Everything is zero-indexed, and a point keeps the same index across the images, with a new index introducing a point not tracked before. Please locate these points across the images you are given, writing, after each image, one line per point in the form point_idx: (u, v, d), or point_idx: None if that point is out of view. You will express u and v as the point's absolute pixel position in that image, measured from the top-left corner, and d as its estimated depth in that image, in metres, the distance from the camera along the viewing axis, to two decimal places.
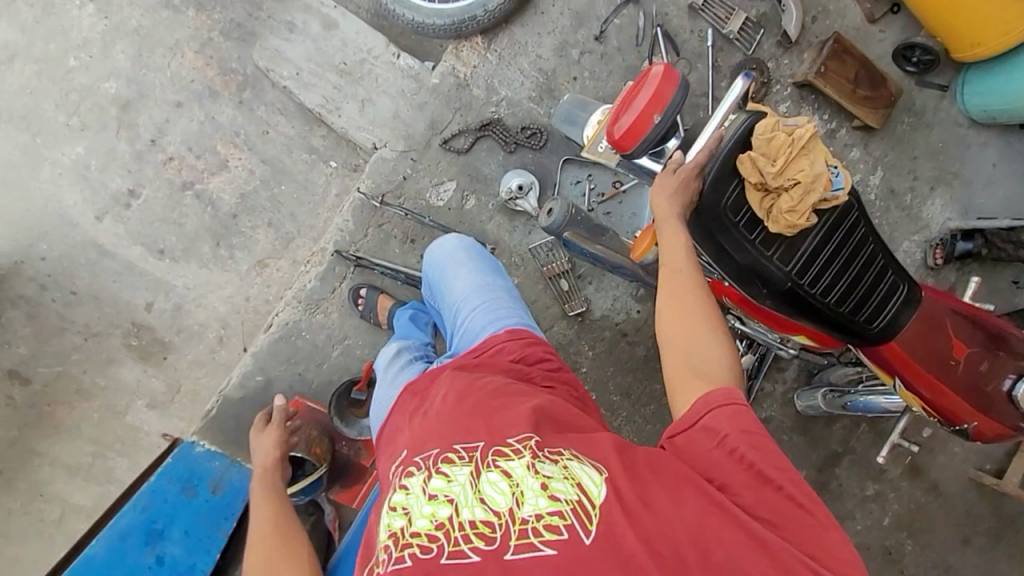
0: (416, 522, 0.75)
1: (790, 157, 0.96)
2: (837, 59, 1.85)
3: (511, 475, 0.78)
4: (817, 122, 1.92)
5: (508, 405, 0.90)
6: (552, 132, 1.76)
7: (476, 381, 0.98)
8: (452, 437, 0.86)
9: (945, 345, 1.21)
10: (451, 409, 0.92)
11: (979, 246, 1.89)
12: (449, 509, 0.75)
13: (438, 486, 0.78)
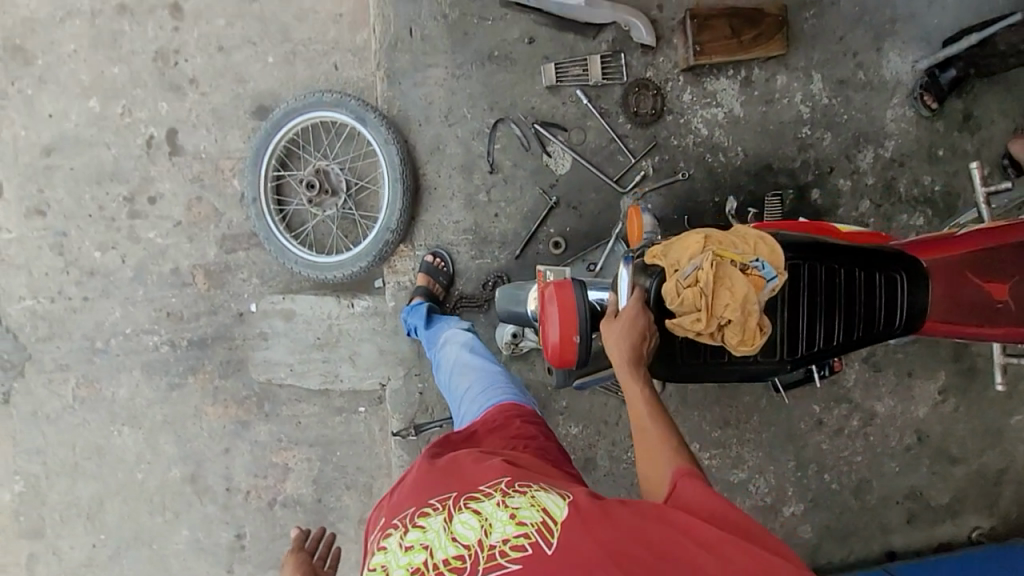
0: (394, 562, 0.90)
1: (709, 289, 0.93)
2: (708, 28, 1.84)
3: (481, 513, 0.93)
4: (722, 88, 1.95)
5: (481, 464, 1.08)
6: (507, 270, 1.89)
7: (455, 451, 1.16)
8: (427, 496, 1.02)
9: (977, 290, 1.19)
10: (437, 469, 1.08)
11: (962, 70, 1.92)
12: (431, 555, 0.89)
13: (416, 536, 0.93)
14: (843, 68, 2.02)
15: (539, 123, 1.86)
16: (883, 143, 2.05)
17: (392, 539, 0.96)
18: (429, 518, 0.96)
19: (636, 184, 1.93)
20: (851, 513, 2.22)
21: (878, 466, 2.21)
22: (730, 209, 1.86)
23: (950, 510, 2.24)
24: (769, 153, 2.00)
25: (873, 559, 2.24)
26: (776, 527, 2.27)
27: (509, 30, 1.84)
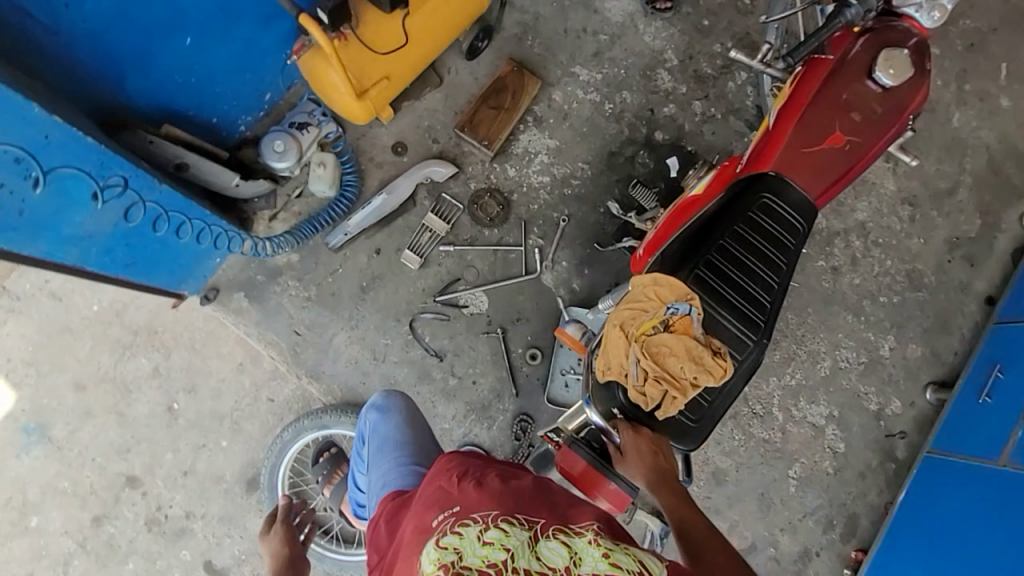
0: (470, 557, 0.75)
1: (659, 360, 1.13)
2: (479, 123, 2.04)
3: (571, 544, 0.79)
4: (527, 145, 2.11)
5: (568, 502, 0.92)
6: (522, 408, 1.98)
7: (530, 477, 1.00)
8: (512, 509, 0.87)
9: (827, 154, 1.22)
10: (505, 488, 0.94)
11: None
12: (509, 564, 0.74)
13: (493, 537, 0.78)
14: (587, 44, 2.21)
15: (439, 295, 1.99)
16: (664, 59, 2.22)
17: (465, 532, 0.81)
18: (504, 524, 0.82)
19: (542, 260, 2.05)
20: (933, 301, 2.21)
21: (910, 252, 2.23)
22: (614, 212, 2.02)
23: (991, 225, 2.26)
24: (602, 146, 2.16)
25: (986, 315, 2.21)
26: (896, 370, 2.17)
27: (356, 259, 1.98)
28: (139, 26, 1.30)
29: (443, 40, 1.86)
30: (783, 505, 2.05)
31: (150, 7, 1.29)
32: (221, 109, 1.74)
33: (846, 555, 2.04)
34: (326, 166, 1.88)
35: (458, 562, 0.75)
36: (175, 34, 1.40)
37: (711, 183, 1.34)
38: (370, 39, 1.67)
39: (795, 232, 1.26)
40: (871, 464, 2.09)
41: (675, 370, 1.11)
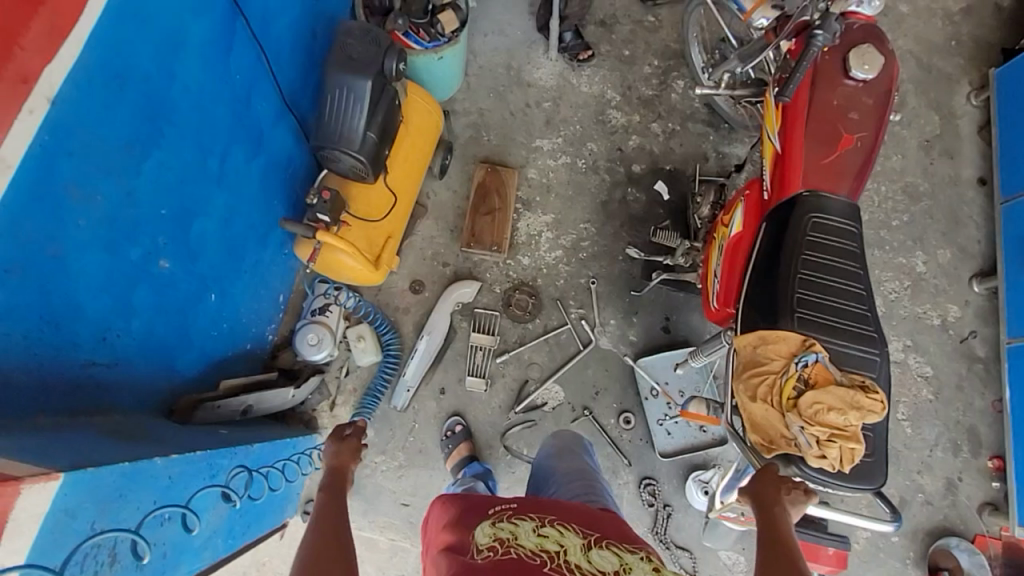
0: (527, 540, 0.94)
1: (825, 421, 1.01)
2: (481, 232, 2.06)
3: (619, 553, 0.94)
4: (528, 229, 2.15)
5: (614, 524, 1.08)
6: (640, 474, 1.96)
7: (589, 504, 1.15)
8: (569, 518, 1.04)
9: (840, 155, 1.28)
10: (568, 504, 1.10)
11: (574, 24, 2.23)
12: (559, 551, 0.91)
13: (547, 533, 0.97)
14: (536, 116, 2.27)
15: (518, 405, 1.98)
16: (608, 99, 2.30)
17: (520, 525, 0.99)
18: (557, 525, 1.00)
19: (592, 328, 2.07)
20: (937, 204, 2.33)
21: (896, 170, 2.35)
22: (636, 256, 2.06)
23: (948, 116, 2.41)
24: (593, 200, 2.21)
25: (986, 194, 2.34)
26: (940, 276, 2.26)
27: (426, 407, 1.96)
28: (175, 310, 1.28)
29: (411, 173, 1.81)
30: (907, 448, 2.08)
31: (179, 291, 1.27)
32: (251, 334, 1.72)
33: (985, 466, 2.07)
34: (365, 337, 1.92)
35: (513, 541, 0.95)
36: (203, 295, 1.39)
37: (746, 218, 1.40)
38: (364, 211, 1.70)
39: (852, 235, 1.25)
40: (961, 373, 2.16)
41: (844, 425, 1.00)
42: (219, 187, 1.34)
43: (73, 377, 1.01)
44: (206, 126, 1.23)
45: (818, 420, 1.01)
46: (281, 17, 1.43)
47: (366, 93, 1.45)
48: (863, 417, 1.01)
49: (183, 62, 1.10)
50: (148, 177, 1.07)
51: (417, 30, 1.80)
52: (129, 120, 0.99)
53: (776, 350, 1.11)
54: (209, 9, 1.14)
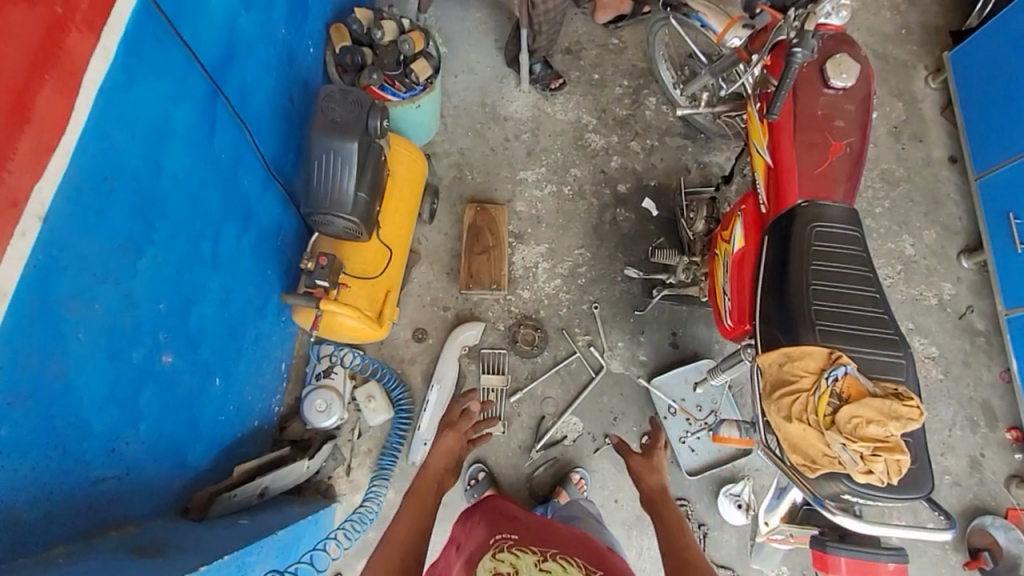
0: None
1: (869, 437, 0.98)
2: (478, 272, 2.05)
3: None
4: (523, 263, 2.14)
5: (605, 553, 1.17)
6: (670, 496, 1.93)
7: (583, 535, 1.23)
8: (562, 547, 1.15)
9: (832, 163, 1.29)
10: (558, 534, 1.21)
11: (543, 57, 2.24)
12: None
13: (549, 567, 1.07)
14: (516, 149, 2.28)
15: (538, 443, 1.94)
16: (585, 124, 2.33)
17: (521, 557, 1.09)
18: (559, 560, 1.09)
19: (601, 353, 2.05)
20: (915, 186, 2.38)
21: (871, 159, 2.41)
22: (634, 275, 2.07)
23: (912, 101, 2.49)
24: (584, 225, 2.21)
25: (959, 171, 2.40)
26: (929, 256, 2.30)
27: None
28: (183, 405, 1.23)
29: (405, 223, 1.80)
30: (927, 431, 2.08)
31: (184, 385, 1.23)
32: (257, 410, 1.66)
33: (1004, 439, 2.07)
34: (375, 396, 1.87)
35: (516, 574, 1.05)
36: (209, 382, 1.34)
37: (747, 232, 1.41)
38: (361, 269, 1.66)
39: (856, 239, 1.26)
40: (966, 349, 2.18)
41: (887, 437, 0.98)
42: (216, 269, 1.31)
43: (84, 497, 0.95)
44: (200, 211, 1.21)
45: (861, 436, 0.98)
46: (257, 90, 1.41)
47: (354, 155, 1.44)
48: (907, 428, 0.98)
49: (171, 151, 1.08)
50: (144, 276, 1.03)
51: (392, 81, 1.83)
52: (127, 220, 0.96)
53: (805, 367, 1.09)
54: (189, 95, 1.12)
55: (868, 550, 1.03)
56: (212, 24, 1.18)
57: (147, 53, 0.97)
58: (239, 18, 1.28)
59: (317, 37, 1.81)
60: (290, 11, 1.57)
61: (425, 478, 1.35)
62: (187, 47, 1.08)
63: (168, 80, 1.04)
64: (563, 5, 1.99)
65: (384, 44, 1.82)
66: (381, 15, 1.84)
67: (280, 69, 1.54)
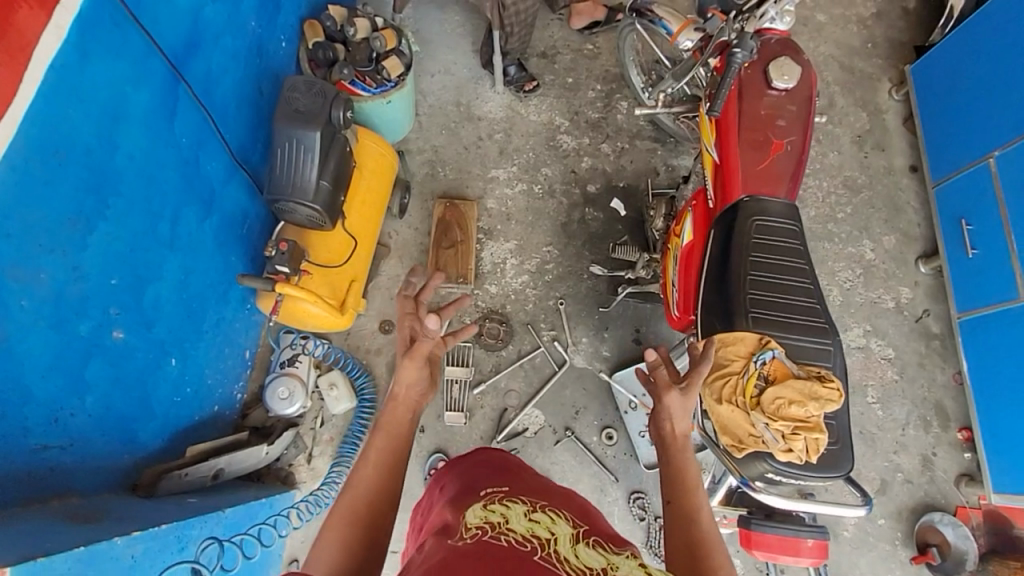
0: (517, 523, 0.75)
1: (790, 417, 1.06)
2: (445, 266, 2.09)
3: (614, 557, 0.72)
4: (491, 259, 2.18)
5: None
6: (627, 489, 1.97)
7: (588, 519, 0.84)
8: None
9: (775, 160, 1.34)
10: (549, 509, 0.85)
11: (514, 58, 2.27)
12: (552, 540, 0.73)
13: (540, 519, 0.78)
14: (489, 147, 2.33)
15: (499, 434, 1.97)
16: (557, 125, 2.38)
17: (511, 508, 0.81)
18: (550, 512, 0.81)
19: (565, 348, 2.09)
20: (876, 194, 2.45)
21: (834, 166, 2.47)
22: (598, 273, 2.12)
23: (876, 112, 2.56)
24: (553, 222, 2.26)
25: (919, 180, 2.47)
26: (888, 261, 2.36)
27: (407, 448, 1.94)
28: (133, 381, 1.27)
29: (373, 214, 1.86)
30: (881, 430, 2.15)
31: (135, 363, 1.26)
32: (217, 395, 1.69)
33: (956, 438, 2.15)
34: (338, 384, 1.90)
35: (505, 525, 0.75)
36: (162, 361, 1.38)
37: (695, 228, 1.47)
38: (325, 258, 1.71)
39: (795, 233, 1.30)
40: (921, 352, 2.25)
41: (807, 419, 1.06)
42: (172, 250, 1.34)
43: (24, 464, 0.99)
44: (156, 191, 1.25)
45: (782, 416, 1.05)
46: (223, 79, 1.45)
47: (316, 144, 1.48)
48: (823, 410, 1.06)
49: (126, 131, 1.11)
50: (94, 251, 1.07)
51: (363, 77, 1.86)
52: (75, 195, 1.00)
53: (738, 351, 1.15)
54: (149, 78, 1.16)
55: (790, 528, 1.10)
56: (176, 10, 1.21)
57: (103, 36, 1.01)
58: (205, 8, 1.32)
59: (290, 32, 1.83)
60: (261, 5, 1.61)
61: (397, 403, 1.11)
62: (147, 32, 1.12)
63: (126, 61, 1.08)
64: (534, 7, 2.05)
65: (356, 41, 1.84)
66: (354, 13, 1.86)
67: (248, 60, 1.56)
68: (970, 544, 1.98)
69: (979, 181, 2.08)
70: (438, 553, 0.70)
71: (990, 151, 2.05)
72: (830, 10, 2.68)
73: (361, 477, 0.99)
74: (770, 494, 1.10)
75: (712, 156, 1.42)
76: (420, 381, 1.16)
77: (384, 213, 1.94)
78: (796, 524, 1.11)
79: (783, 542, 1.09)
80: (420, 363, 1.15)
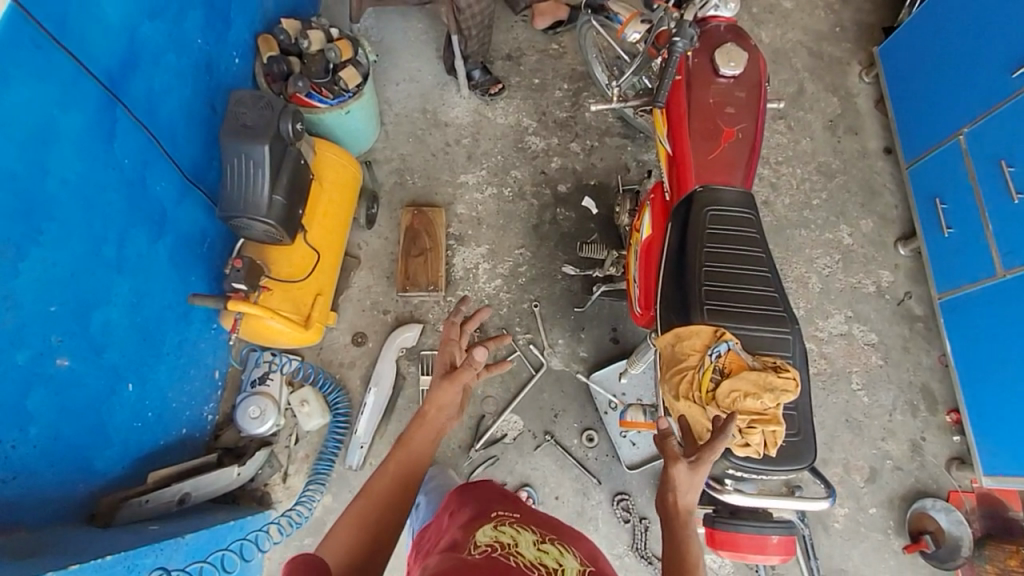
0: (527, 548, 0.80)
1: (744, 411, 1.05)
2: (415, 274, 2.06)
3: None
4: (463, 264, 2.13)
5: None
6: (611, 490, 1.93)
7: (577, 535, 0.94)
8: None
9: (726, 148, 1.33)
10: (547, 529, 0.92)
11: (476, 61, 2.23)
12: (558, 569, 0.76)
13: (547, 549, 0.82)
14: (457, 153, 2.25)
15: (478, 442, 1.94)
16: (525, 127, 2.29)
17: (521, 533, 0.85)
18: (557, 545, 0.84)
19: (541, 351, 2.06)
20: (852, 177, 2.40)
21: (808, 152, 2.41)
22: (570, 272, 2.08)
23: (847, 96, 2.49)
24: (524, 225, 2.19)
25: (894, 162, 2.42)
26: (869, 245, 2.32)
27: (383, 461, 1.90)
28: (84, 407, 1.28)
29: (339, 226, 1.84)
30: (868, 417, 2.11)
31: (84, 387, 1.27)
32: (184, 418, 1.67)
33: (944, 421, 2.11)
34: (309, 400, 1.86)
35: (514, 548, 0.80)
36: (117, 386, 1.38)
37: (653, 221, 1.45)
38: (287, 272, 1.69)
39: (751, 221, 1.29)
40: (905, 335, 2.21)
41: (761, 412, 1.05)
42: (121, 273, 1.34)
43: None
44: (97, 215, 1.24)
45: (736, 411, 1.05)
46: (169, 97, 1.43)
47: (266, 157, 1.46)
48: (779, 401, 1.05)
49: (56, 156, 1.11)
50: (26, 278, 1.08)
51: (319, 89, 1.83)
52: (0, 224, 1.01)
53: (695, 347, 1.14)
54: (80, 102, 1.16)
55: (755, 526, 1.11)
56: (107, 32, 1.20)
57: (21, 61, 1.01)
58: (141, 27, 1.31)
59: (243, 49, 1.77)
60: (207, 22, 1.56)
61: (425, 424, 1.12)
62: (73, 56, 1.12)
63: (50, 85, 1.08)
64: (489, 7, 2.02)
65: (311, 53, 1.78)
66: (309, 26, 1.83)
67: (196, 77, 1.53)
68: (963, 531, 1.93)
69: (950, 159, 2.05)
70: (451, 561, 0.75)
71: (959, 129, 2.02)
72: None
73: (377, 484, 1.01)
74: (733, 493, 1.10)
75: (665, 148, 1.40)
76: (455, 405, 1.17)
77: (349, 224, 1.92)
78: (761, 520, 1.12)
79: (748, 541, 1.11)
80: (458, 388, 1.17)
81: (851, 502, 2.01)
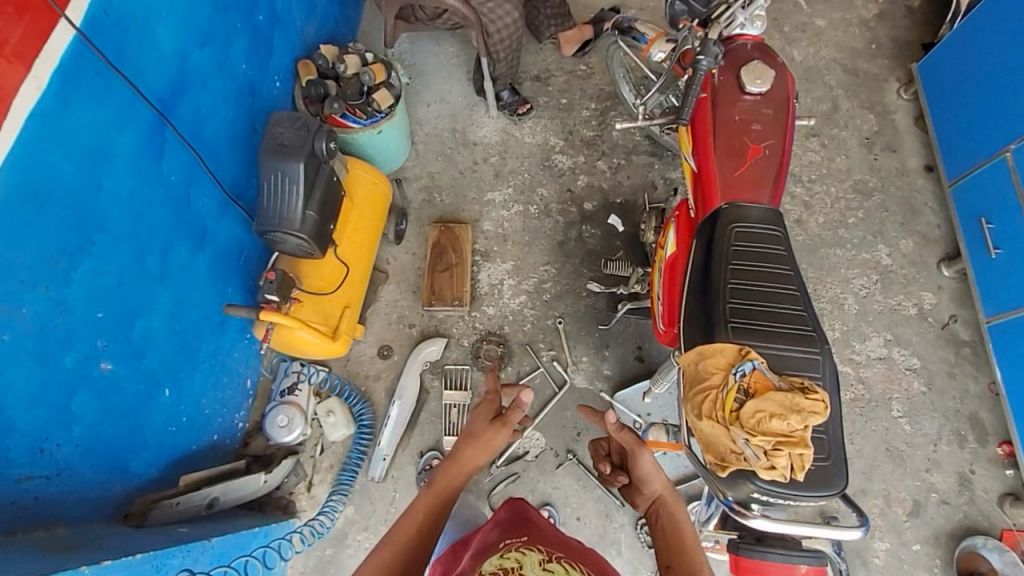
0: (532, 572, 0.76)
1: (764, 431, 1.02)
2: (441, 289, 2.09)
3: None
4: (488, 281, 2.15)
5: None
6: (634, 514, 1.88)
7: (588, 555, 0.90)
8: None
9: (753, 165, 1.32)
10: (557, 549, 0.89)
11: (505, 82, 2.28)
12: None
13: (554, 568, 0.78)
14: (484, 171, 2.29)
15: (499, 459, 1.93)
16: (552, 145, 2.32)
17: (526, 554, 0.82)
18: (564, 563, 0.81)
19: (565, 368, 2.04)
20: (890, 196, 2.31)
21: (843, 170, 2.34)
22: (594, 289, 2.07)
23: (884, 113, 2.42)
24: (550, 242, 2.20)
25: (935, 180, 2.33)
26: (910, 266, 2.23)
27: (404, 474, 1.91)
28: (124, 410, 1.34)
29: (368, 241, 1.90)
30: (910, 447, 2.00)
31: (124, 391, 1.33)
32: (216, 424, 1.73)
33: (995, 454, 1.99)
34: (335, 410, 1.89)
35: (519, 572, 0.77)
36: (154, 391, 1.44)
37: (678, 237, 1.45)
38: (317, 285, 1.74)
39: (778, 238, 1.27)
40: (950, 361, 2.10)
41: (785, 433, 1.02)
42: (163, 283, 1.41)
43: (7, 490, 1.06)
44: (144, 228, 1.32)
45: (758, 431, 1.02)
46: (213, 119, 1.52)
47: (300, 174, 1.53)
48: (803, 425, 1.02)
49: (111, 172, 1.20)
50: (80, 285, 1.16)
51: (354, 110, 1.89)
52: (57, 233, 1.10)
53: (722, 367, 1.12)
54: (133, 123, 1.24)
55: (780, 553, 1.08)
56: (160, 58, 1.30)
57: (83, 85, 1.10)
58: (192, 54, 1.41)
59: (284, 73, 1.86)
60: (252, 48, 1.66)
61: (457, 466, 1.07)
62: (129, 81, 1.21)
63: (108, 107, 1.17)
64: (518, 30, 2.08)
65: (347, 76, 1.87)
66: (346, 51, 1.92)
67: (240, 100, 1.62)
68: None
69: (996, 177, 1.97)
70: None
71: (1006, 145, 1.94)
72: (830, 14, 2.57)
73: (401, 530, 0.96)
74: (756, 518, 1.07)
75: (691, 166, 1.41)
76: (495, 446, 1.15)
77: (378, 239, 1.98)
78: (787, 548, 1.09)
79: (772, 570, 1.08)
80: (505, 429, 1.15)
81: (891, 537, 1.90)
